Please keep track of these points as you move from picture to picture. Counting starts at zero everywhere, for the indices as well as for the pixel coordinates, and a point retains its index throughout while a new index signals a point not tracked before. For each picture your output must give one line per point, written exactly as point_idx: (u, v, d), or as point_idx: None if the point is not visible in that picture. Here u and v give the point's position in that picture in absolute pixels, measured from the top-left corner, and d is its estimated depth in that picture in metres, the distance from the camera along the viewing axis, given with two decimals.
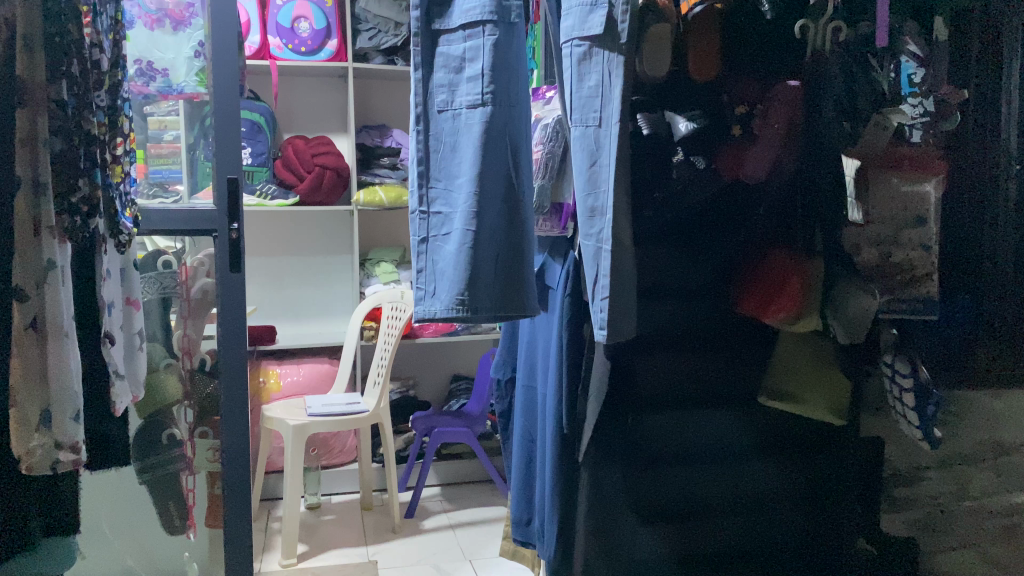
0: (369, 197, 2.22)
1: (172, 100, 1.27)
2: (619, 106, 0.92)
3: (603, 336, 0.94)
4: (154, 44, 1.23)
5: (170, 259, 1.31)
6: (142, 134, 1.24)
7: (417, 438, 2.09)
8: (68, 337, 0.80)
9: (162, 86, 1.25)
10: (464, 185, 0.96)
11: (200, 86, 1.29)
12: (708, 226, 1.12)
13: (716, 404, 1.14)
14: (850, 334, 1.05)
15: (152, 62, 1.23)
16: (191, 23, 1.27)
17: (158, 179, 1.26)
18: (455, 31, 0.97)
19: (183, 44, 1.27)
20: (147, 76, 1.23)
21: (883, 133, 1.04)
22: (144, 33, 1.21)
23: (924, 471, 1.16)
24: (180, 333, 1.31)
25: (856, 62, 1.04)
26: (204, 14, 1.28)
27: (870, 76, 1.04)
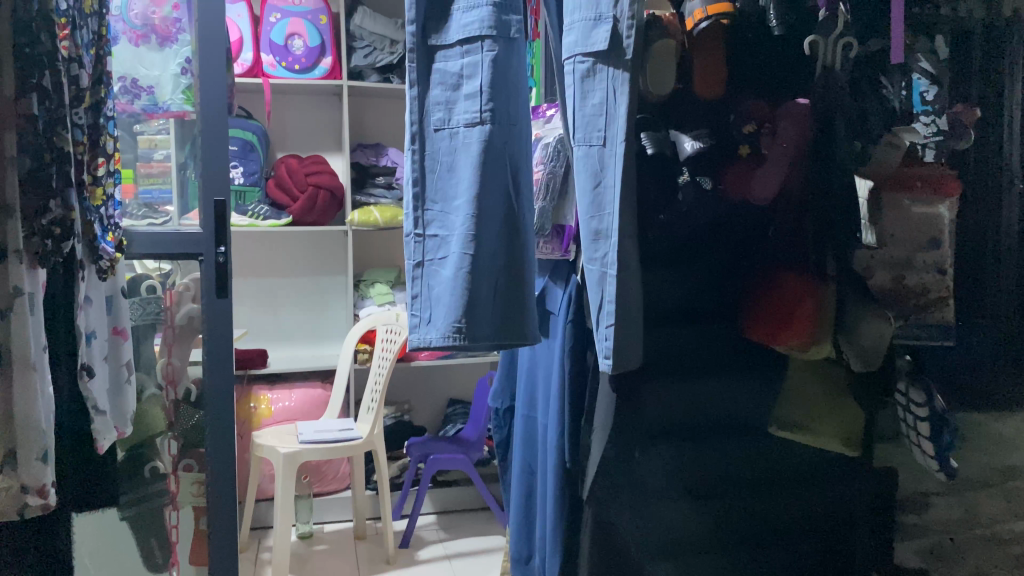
0: (364, 217, 2.17)
1: (160, 118, 1.24)
2: (624, 124, 0.87)
3: (609, 365, 0.90)
4: (139, 60, 1.21)
5: (155, 284, 1.28)
6: (133, 154, 1.23)
7: (412, 464, 2.04)
8: (35, 369, 0.81)
9: (148, 103, 1.23)
10: (461, 207, 0.91)
11: (186, 104, 1.24)
12: (715, 249, 1.08)
13: (721, 433, 1.10)
14: (865, 362, 1.00)
15: (137, 80, 1.21)
16: (178, 39, 1.24)
17: (147, 200, 1.23)
18: (453, 46, 0.93)
19: (169, 61, 1.24)
20: (132, 93, 1.21)
21: (895, 152, 0.97)
22: (128, 48, 1.20)
23: (932, 498, 0.99)
24: (163, 362, 1.28)
25: (864, 79, 1.00)
26: (190, 30, 1.24)
27: (878, 94, 0.99)
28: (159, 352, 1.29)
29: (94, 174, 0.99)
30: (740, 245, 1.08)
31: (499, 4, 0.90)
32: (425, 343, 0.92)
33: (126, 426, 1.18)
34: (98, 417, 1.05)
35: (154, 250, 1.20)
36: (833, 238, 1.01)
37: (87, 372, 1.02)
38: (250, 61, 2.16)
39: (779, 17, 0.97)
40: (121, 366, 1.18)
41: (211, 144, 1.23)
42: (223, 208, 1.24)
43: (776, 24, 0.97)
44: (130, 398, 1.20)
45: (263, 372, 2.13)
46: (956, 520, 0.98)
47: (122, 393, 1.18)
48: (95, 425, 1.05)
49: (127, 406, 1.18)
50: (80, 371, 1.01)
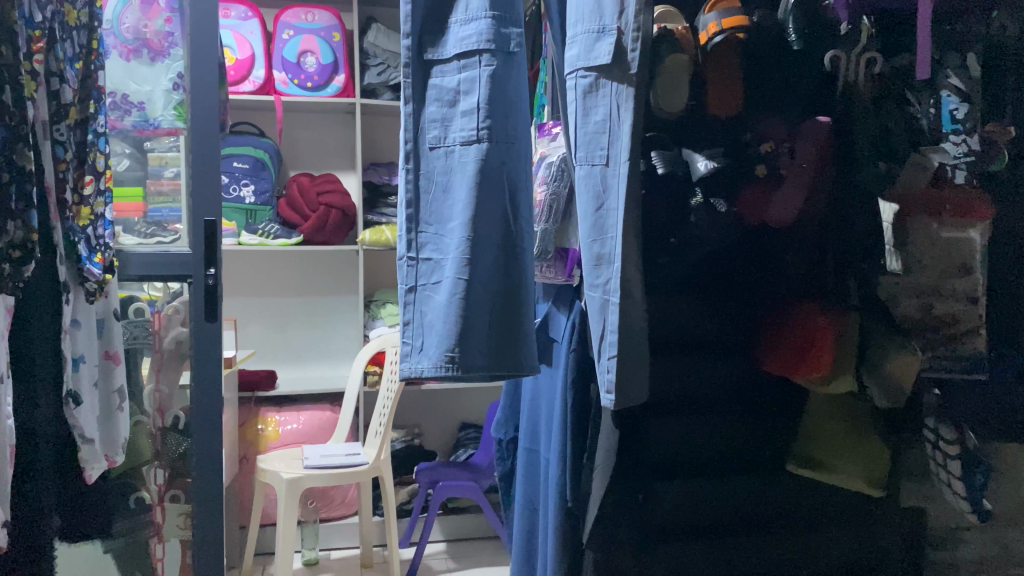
0: (375, 236, 2.13)
1: (149, 135, 1.29)
2: (628, 143, 0.82)
3: (610, 401, 0.84)
4: (129, 75, 1.27)
5: (142, 306, 1.30)
6: (143, 171, 1.30)
7: (421, 491, 1.98)
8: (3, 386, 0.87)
9: (138, 120, 1.28)
10: (456, 229, 0.87)
11: (177, 121, 1.30)
12: (726, 280, 1.02)
13: (734, 470, 1.03)
14: (890, 398, 0.95)
15: (127, 95, 1.27)
16: (170, 53, 1.29)
17: (156, 218, 1.30)
18: (450, 61, 0.88)
19: (161, 76, 1.29)
20: (122, 109, 1.27)
21: (923, 173, 0.93)
22: (118, 63, 1.26)
23: (963, 533, 0.99)
24: (151, 388, 1.31)
25: (889, 95, 0.93)
26: (182, 44, 1.29)
27: (905, 111, 0.93)
28: (147, 377, 1.31)
29: (81, 191, 1.03)
30: (752, 275, 1.02)
31: (498, 16, 0.86)
32: (416, 373, 0.87)
33: (117, 454, 1.18)
34: (84, 446, 1.09)
35: (148, 270, 1.26)
36: (856, 266, 0.96)
37: (73, 400, 1.07)
38: (261, 79, 2.14)
39: (796, 29, 0.93)
40: (112, 392, 1.19)
41: (201, 162, 1.29)
42: (212, 228, 1.29)
43: (793, 38, 0.93)
44: (123, 426, 1.19)
45: (270, 394, 2.10)
46: (990, 556, 0.99)
47: (113, 421, 1.18)
48: (81, 454, 1.10)
49: (117, 433, 1.18)
50: (66, 398, 1.06)
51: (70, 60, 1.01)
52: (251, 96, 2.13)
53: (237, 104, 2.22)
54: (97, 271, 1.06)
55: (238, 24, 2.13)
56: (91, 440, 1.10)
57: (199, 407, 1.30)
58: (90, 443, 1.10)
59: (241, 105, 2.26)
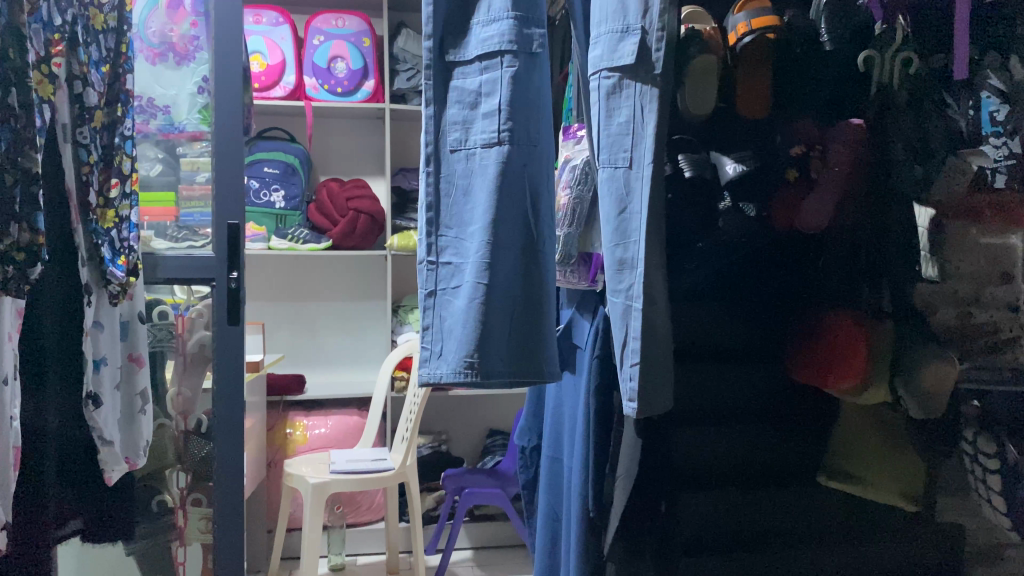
0: (404, 240, 2.14)
1: (173, 139, 1.31)
2: (652, 145, 0.79)
3: (633, 410, 0.81)
4: (156, 79, 1.29)
5: (166, 310, 1.35)
6: (175, 176, 1.32)
7: (447, 497, 1.98)
8: (7, 384, 0.87)
9: (163, 123, 1.30)
10: (476, 234, 0.86)
11: (201, 124, 1.33)
12: (753, 290, 1.02)
13: (763, 482, 1.01)
14: (925, 410, 0.90)
15: (154, 99, 1.28)
16: (195, 57, 1.32)
17: (188, 223, 1.33)
18: (471, 63, 0.87)
19: (186, 80, 1.32)
20: (148, 113, 1.28)
21: (962, 177, 0.88)
22: (145, 67, 1.27)
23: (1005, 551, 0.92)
24: (175, 391, 1.35)
25: (925, 96, 0.90)
26: (207, 48, 1.33)
27: (944, 113, 0.89)
28: (171, 380, 1.35)
29: (106, 194, 1.04)
30: (785, 285, 1.02)
31: (521, 17, 0.85)
32: (435, 379, 0.85)
33: (137, 457, 1.18)
34: (104, 449, 1.09)
35: (183, 274, 1.29)
36: (891, 273, 0.93)
37: (92, 401, 1.06)
38: (292, 84, 2.16)
39: (830, 30, 0.94)
40: (135, 395, 1.19)
41: (225, 167, 1.32)
42: (235, 230, 1.32)
43: (826, 39, 0.94)
44: (144, 429, 1.19)
45: (298, 398, 2.12)
46: None
47: (135, 424, 1.18)
48: (101, 456, 1.09)
49: (138, 436, 1.18)
50: (85, 399, 1.05)
51: (95, 63, 1.01)
52: (282, 101, 2.14)
53: (268, 109, 2.25)
54: (119, 273, 1.06)
55: (269, 30, 2.16)
56: (110, 442, 1.09)
57: (222, 414, 1.32)
58: (109, 445, 1.09)
59: (273, 111, 2.28)
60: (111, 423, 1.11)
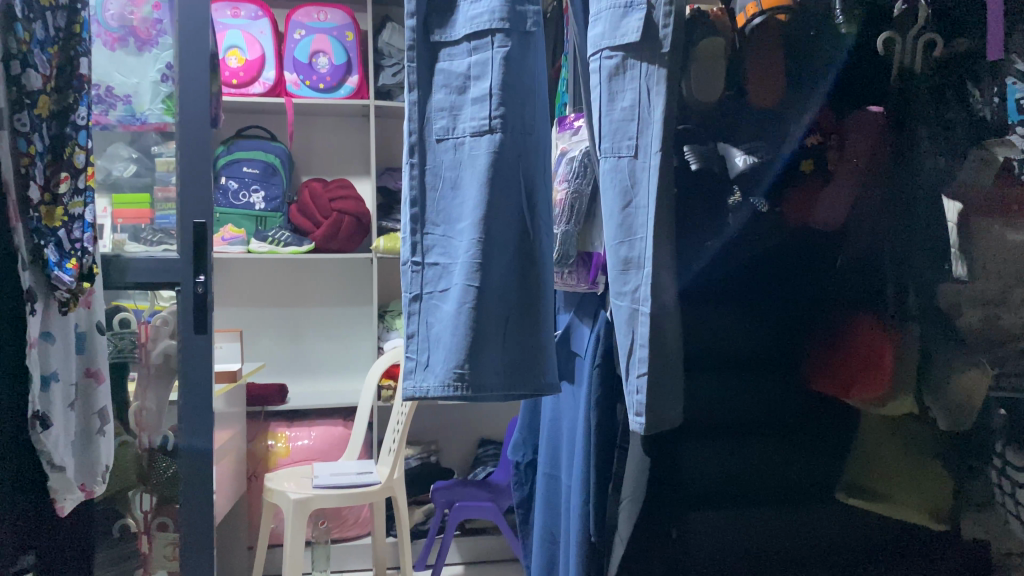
0: (390, 243, 2.06)
1: (135, 130, 1.26)
2: (660, 132, 0.72)
3: (640, 426, 0.73)
4: (114, 65, 1.24)
5: (128, 317, 1.28)
6: (151, 176, 1.27)
7: (437, 511, 1.89)
8: None
9: (124, 114, 1.25)
10: (466, 231, 0.78)
11: (165, 115, 1.26)
12: (767, 293, 0.93)
13: (778, 500, 0.92)
14: (953, 421, 0.85)
15: (112, 88, 1.24)
16: (158, 42, 1.26)
17: (163, 225, 1.27)
18: (459, 43, 0.79)
19: (149, 67, 1.26)
20: (107, 103, 1.24)
21: (986, 169, 0.84)
22: (102, 52, 1.22)
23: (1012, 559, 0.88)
24: (137, 406, 1.29)
25: (949, 85, 0.86)
26: (170, 32, 1.26)
27: (964, 103, 0.85)
28: (132, 392, 1.28)
29: (54, 189, 0.98)
30: (806, 286, 0.93)
31: None
32: (421, 392, 0.77)
33: (95, 484, 1.12)
34: (55, 474, 1.02)
35: (150, 278, 1.23)
36: (916, 272, 0.87)
37: (39, 422, 0.99)
38: (272, 80, 2.07)
39: (845, 9, 0.86)
40: (93, 414, 1.13)
41: (190, 161, 1.24)
42: (202, 231, 1.24)
43: (841, 20, 0.86)
44: (103, 452, 1.13)
45: (281, 408, 2.04)
46: None
47: (93, 446, 1.13)
48: (53, 482, 1.03)
49: (96, 459, 1.13)
50: (31, 420, 0.98)
51: (41, 43, 0.95)
52: (261, 98, 2.06)
53: (248, 107, 2.16)
54: (68, 277, 0.99)
55: (248, 23, 2.07)
56: (62, 467, 1.03)
57: (193, 428, 1.24)
58: (60, 470, 1.03)
59: (252, 109, 2.20)
60: (62, 446, 1.04)
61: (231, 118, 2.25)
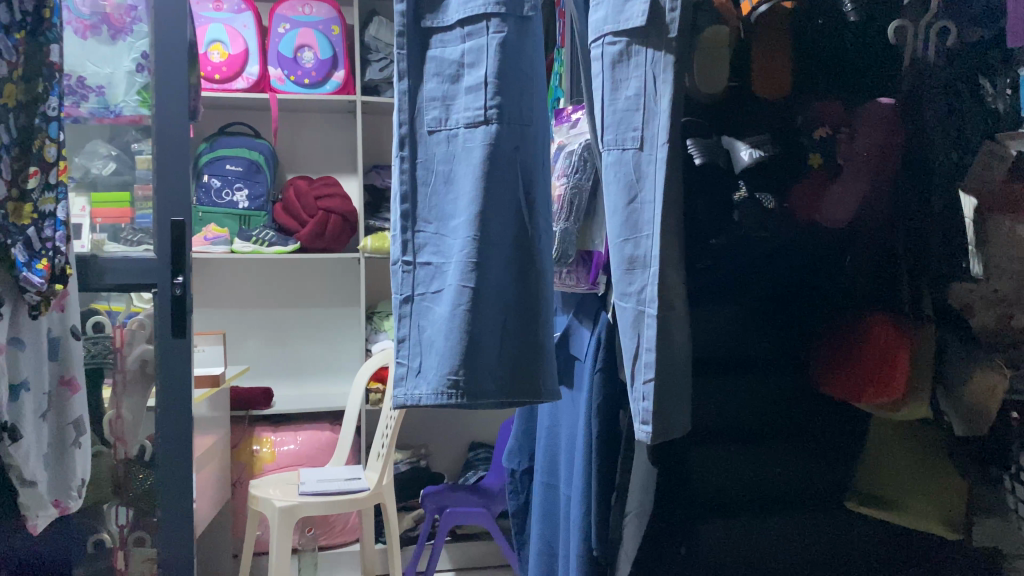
0: (378, 242, 2.01)
1: (108, 123, 1.20)
2: (667, 122, 0.67)
3: (647, 434, 0.69)
4: (86, 55, 1.18)
5: (103, 320, 1.23)
6: (131, 174, 1.23)
7: (427, 517, 1.85)
8: None
9: (97, 106, 1.20)
10: (460, 228, 0.73)
11: (141, 107, 1.21)
12: (772, 294, 0.90)
13: (784, 507, 0.88)
14: (969, 425, 0.79)
15: (85, 79, 1.19)
16: (132, 31, 1.21)
17: (144, 224, 1.23)
18: (451, 29, 0.75)
19: (123, 57, 1.21)
20: (79, 95, 1.19)
21: (999, 164, 0.76)
22: (73, 41, 1.17)
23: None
24: (112, 415, 1.23)
25: (964, 78, 0.80)
26: (145, 20, 1.21)
27: (978, 96, 0.79)
28: (108, 400, 1.24)
29: (23, 185, 0.95)
30: (811, 286, 0.89)
31: None
32: (412, 400, 0.73)
33: (69, 499, 1.08)
34: (25, 490, 1.02)
35: (126, 280, 1.19)
36: (931, 269, 0.82)
37: (5, 435, 0.99)
38: (255, 75, 2.03)
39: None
40: (66, 424, 1.08)
41: (168, 157, 1.20)
42: (180, 230, 1.20)
43: (849, 9, 0.83)
44: (78, 464, 1.09)
45: (266, 413, 1.99)
46: None
47: (68, 458, 1.08)
48: (23, 498, 1.02)
49: (70, 473, 1.08)
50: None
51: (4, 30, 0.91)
52: (245, 93, 2.01)
53: (232, 103, 2.11)
54: (38, 279, 0.95)
55: (231, 17, 2.02)
56: (32, 482, 1.02)
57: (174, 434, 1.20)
58: (30, 487, 1.02)
59: (236, 106, 2.15)
60: (32, 459, 1.02)
61: (214, 115, 2.20)
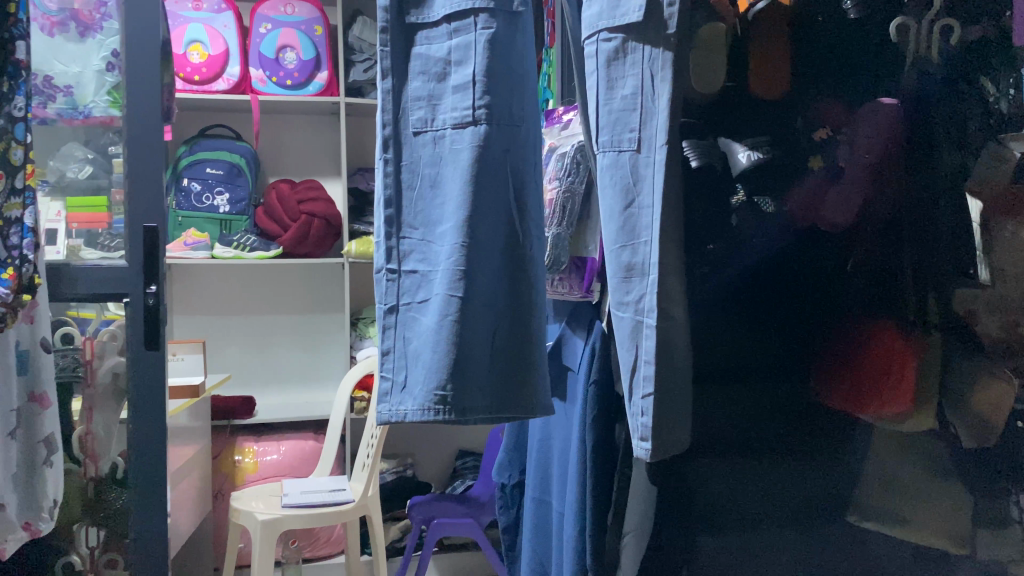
0: (363, 247, 1.97)
1: (77, 124, 1.16)
2: (666, 123, 0.64)
3: (646, 452, 0.65)
4: (53, 53, 1.15)
5: (71, 332, 1.18)
6: (107, 178, 1.18)
7: (413, 528, 1.81)
8: None
9: (65, 107, 1.15)
10: (447, 234, 0.69)
11: (111, 108, 1.17)
12: (773, 300, 0.85)
13: (785, 521, 0.84)
14: (975, 438, 0.78)
15: (51, 78, 1.14)
16: (102, 28, 1.17)
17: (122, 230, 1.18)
18: (437, 25, 0.71)
19: (92, 55, 1.16)
20: (46, 94, 1.14)
21: (1004, 167, 0.75)
22: (39, 37, 1.13)
23: None
24: (82, 431, 1.20)
25: (963, 75, 0.77)
26: (116, 17, 1.17)
27: (981, 94, 0.77)
28: (77, 416, 1.20)
29: None
30: (813, 292, 0.84)
31: None
32: (397, 416, 0.69)
33: (41, 522, 1.06)
34: None
35: (97, 289, 1.15)
36: (936, 276, 0.79)
37: None
38: (236, 76, 1.98)
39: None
40: (37, 443, 1.05)
41: (142, 160, 1.16)
42: (152, 236, 1.16)
43: (849, 5, 0.80)
44: (50, 486, 1.06)
45: (248, 422, 1.94)
46: None
47: (39, 478, 1.05)
48: None
49: (42, 495, 1.06)
50: None
51: None
52: (225, 94, 1.97)
53: (212, 105, 2.07)
54: (4, 290, 0.88)
55: (211, 17, 1.98)
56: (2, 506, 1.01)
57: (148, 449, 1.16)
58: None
59: (216, 108, 2.10)
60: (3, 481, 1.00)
61: (194, 117, 2.15)
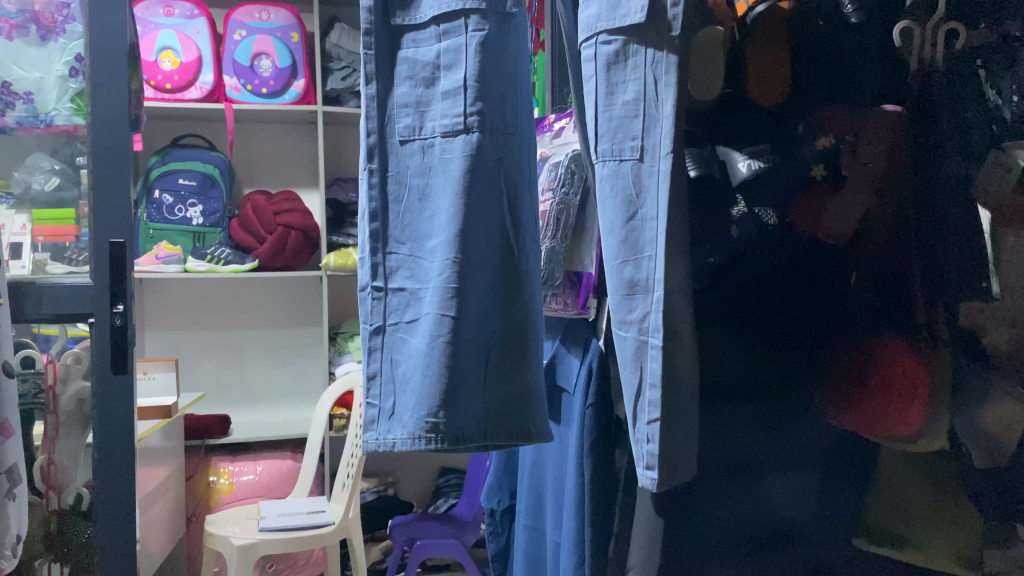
0: (341, 259, 1.91)
1: (38, 132, 1.11)
2: (672, 131, 0.60)
3: (652, 481, 0.61)
4: (13, 58, 1.10)
5: (33, 355, 1.15)
6: (73, 190, 1.14)
7: (396, 550, 1.76)
8: None
9: (26, 114, 1.11)
10: (436, 250, 0.65)
11: (75, 116, 1.11)
12: (774, 316, 0.80)
13: (787, 546, 0.80)
14: (990, 456, 0.72)
15: (10, 84, 1.10)
16: (64, 31, 1.12)
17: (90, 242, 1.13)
18: (425, 27, 0.67)
19: (55, 58, 1.11)
20: (5, 101, 1.11)
21: (1009, 176, 0.71)
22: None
23: None
24: (43, 460, 1.14)
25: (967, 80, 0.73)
26: (79, 19, 1.12)
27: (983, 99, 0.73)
28: (39, 445, 1.15)
29: None
30: (812, 308, 0.80)
31: None
32: (384, 446, 0.64)
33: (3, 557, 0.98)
34: None
35: (67, 308, 1.08)
36: (946, 289, 0.73)
37: None
38: (210, 85, 1.93)
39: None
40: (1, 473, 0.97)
41: (109, 169, 1.10)
42: (120, 250, 1.10)
43: (851, 9, 0.75)
44: (12, 518, 0.99)
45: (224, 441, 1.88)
46: None
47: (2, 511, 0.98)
48: None
49: (6, 528, 0.98)
50: None
51: None
52: (198, 103, 1.91)
53: (185, 114, 2.01)
54: None
55: (183, 23, 1.92)
56: None
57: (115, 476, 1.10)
58: None
59: (189, 117, 2.05)
60: None
61: (166, 127, 2.09)
